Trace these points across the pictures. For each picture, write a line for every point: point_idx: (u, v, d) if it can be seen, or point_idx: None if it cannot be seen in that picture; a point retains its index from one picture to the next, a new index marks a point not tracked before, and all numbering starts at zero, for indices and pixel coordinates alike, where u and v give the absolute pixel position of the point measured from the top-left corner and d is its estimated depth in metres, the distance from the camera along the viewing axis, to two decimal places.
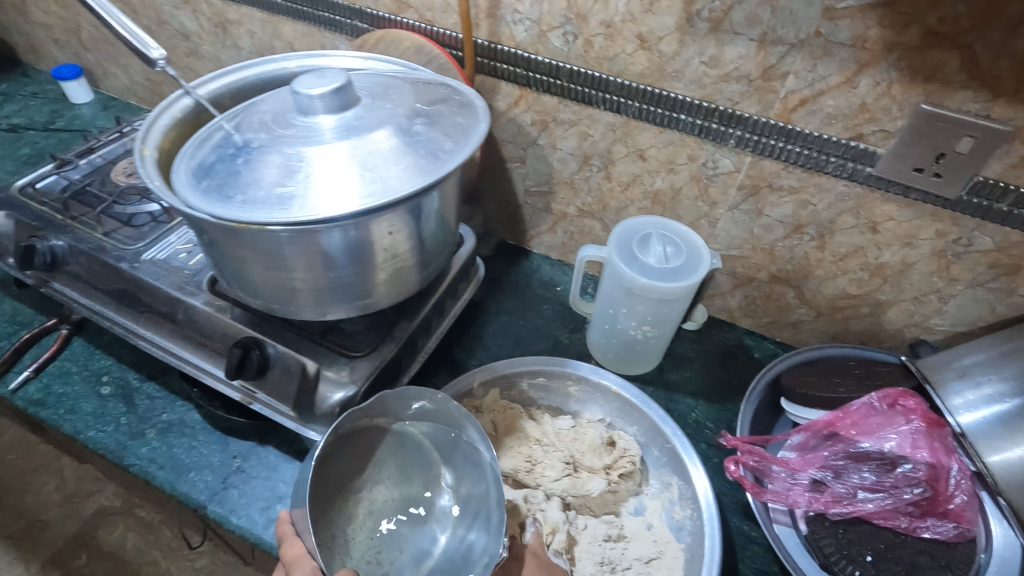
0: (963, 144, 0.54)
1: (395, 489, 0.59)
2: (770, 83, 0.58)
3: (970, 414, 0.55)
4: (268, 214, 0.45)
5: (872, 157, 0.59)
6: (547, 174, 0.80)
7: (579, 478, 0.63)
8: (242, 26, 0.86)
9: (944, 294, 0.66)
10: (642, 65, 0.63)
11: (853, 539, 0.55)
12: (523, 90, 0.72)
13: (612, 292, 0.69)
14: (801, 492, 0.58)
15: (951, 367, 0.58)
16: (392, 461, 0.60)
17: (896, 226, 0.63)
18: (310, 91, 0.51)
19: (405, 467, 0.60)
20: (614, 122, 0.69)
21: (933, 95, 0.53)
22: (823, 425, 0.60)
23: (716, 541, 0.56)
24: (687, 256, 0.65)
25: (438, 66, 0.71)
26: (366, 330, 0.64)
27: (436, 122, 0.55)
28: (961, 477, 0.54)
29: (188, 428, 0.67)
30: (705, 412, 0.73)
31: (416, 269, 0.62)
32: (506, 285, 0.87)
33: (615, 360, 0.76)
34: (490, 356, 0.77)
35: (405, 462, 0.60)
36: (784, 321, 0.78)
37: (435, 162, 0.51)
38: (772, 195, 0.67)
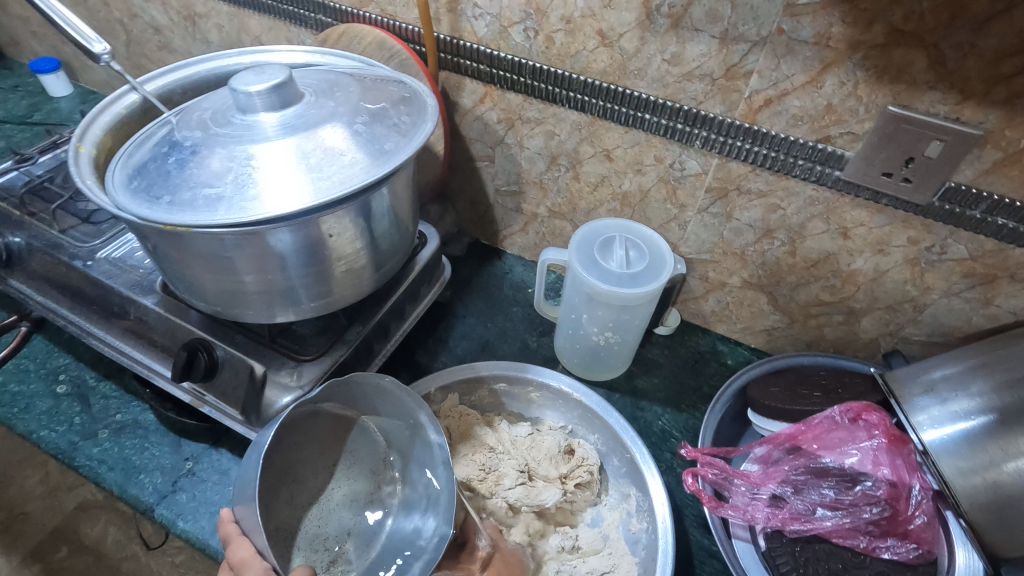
0: (932, 148, 0.51)
1: (341, 474, 0.58)
2: (734, 82, 0.56)
3: (934, 431, 0.52)
4: (194, 216, 0.44)
5: (839, 160, 0.56)
6: (516, 173, 0.78)
7: (535, 488, 0.61)
8: (210, 20, 0.84)
9: (919, 303, 0.63)
10: (604, 63, 0.61)
11: (812, 558, 0.53)
12: (487, 87, 0.70)
13: (574, 296, 0.68)
14: (760, 508, 0.56)
15: (918, 382, 0.55)
16: (338, 448, 0.59)
17: (867, 232, 0.60)
18: (248, 88, 0.50)
19: (354, 452, 0.59)
20: (580, 121, 0.67)
21: (900, 96, 0.50)
22: (785, 438, 0.58)
23: (669, 556, 0.54)
24: (650, 260, 0.63)
25: (399, 62, 0.70)
26: (317, 333, 0.63)
27: (382, 120, 0.52)
28: (922, 497, 0.52)
29: (142, 429, 0.66)
30: (671, 420, 0.71)
31: (368, 271, 0.60)
32: (476, 286, 0.86)
33: (581, 366, 0.74)
34: (454, 359, 0.76)
35: (354, 448, 0.59)
36: (757, 328, 0.76)
37: (375, 162, 0.49)
38: (741, 198, 0.64)
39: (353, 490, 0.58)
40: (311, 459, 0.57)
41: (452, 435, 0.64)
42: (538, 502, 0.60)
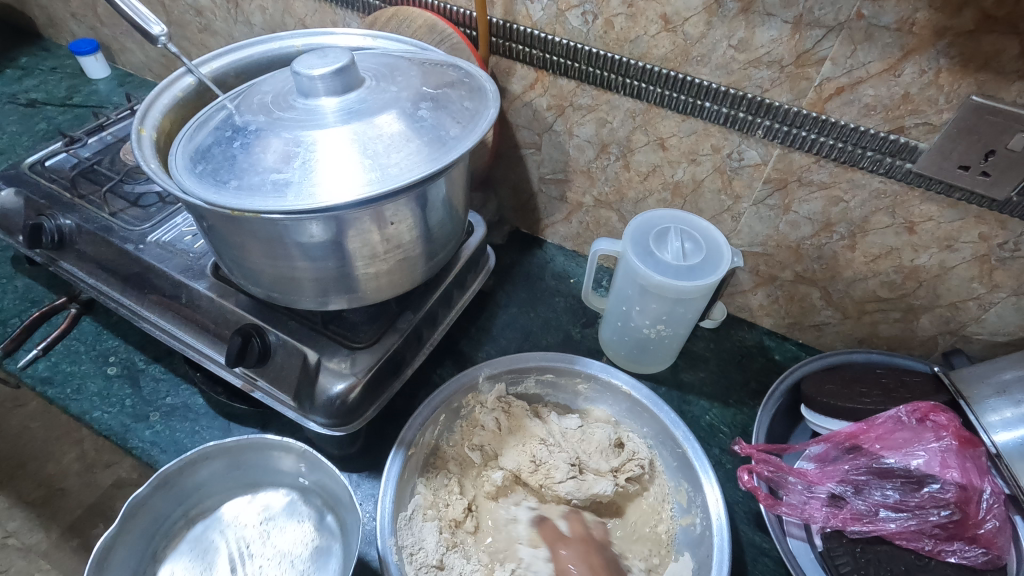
0: (1016, 140, 0.49)
1: (260, 543, 0.57)
2: (804, 70, 0.54)
3: (1007, 432, 0.51)
4: (262, 202, 0.43)
5: (912, 152, 0.54)
6: (563, 161, 0.76)
7: (585, 481, 0.60)
8: (254, 2, 0.84)
9: (984, 301, 0.61)
10: (665, 48, 0.59)
11: (873, 560, 0.52)
12: (539, 73, 0.69)
13: (623, 288, 0.66)
14: (817, 507, 0.55)
15: (988, 383, 0.54)
16: (241, 525, 0.58)
17: (935, 227, 0.58)
18: (311, 72, 0.49)
19: (261, 517, 0.58)
20: (634, 109, 0.66)
21: (986, 85, 0.48)
22: (845, 437, 0.57)
23: (726, 554, 0.53)
24: (706, 253, 0.61)
25: (450, 46, 0.68)
26: (369, 321, 0.62)
27: (444, 106, 0.51)
28: (993, 501, 0.50)
29: (192, 412, 0.67)
30: (719, 414, 0.70)
31: (421, 260, 0.59)
32: (517, 275, 0.85)
33: (626, 358, 0.73)
34: (498, 349, 0.75)
35: (260, 516, 0.58)
36: (807, 323, 0.75)
37: (438, 149, 0.49)
38: (800, 189, 0.63)
39: (280, 544, 0.57)
40: (218, 553, 0.56)
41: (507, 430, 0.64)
42: (589, 494, 0.59)
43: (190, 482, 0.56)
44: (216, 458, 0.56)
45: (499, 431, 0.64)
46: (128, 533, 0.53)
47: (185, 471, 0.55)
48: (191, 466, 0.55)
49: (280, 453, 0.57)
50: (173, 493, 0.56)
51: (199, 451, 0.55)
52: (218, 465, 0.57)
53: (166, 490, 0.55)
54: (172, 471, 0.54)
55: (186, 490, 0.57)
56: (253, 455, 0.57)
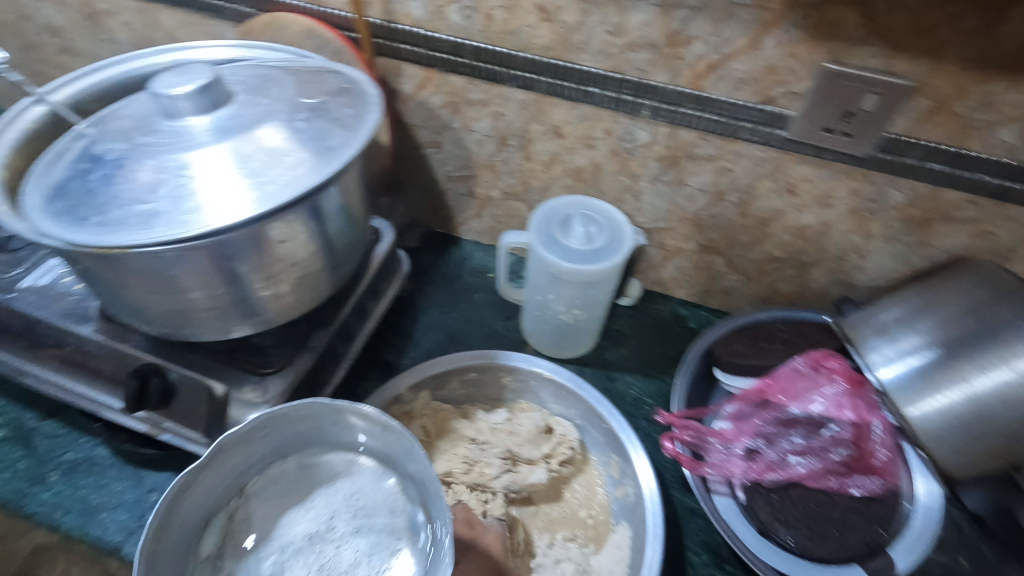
0: (868, 101, 0.53)
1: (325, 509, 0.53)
2: (677, 50, 0.56)
3: (889, 369, 0.55)
4: (128, 236, 0.40)
5: (783, 120, 0.58)
6: (466, 157, 0.76)
7: (519, 473, 0.60)
8: (116, 18, 0.77)
9: (863, 251, 0.66)
10: (546, 38, 0.60)
11: (788, 504, 0.55)
12: (428, 71, 0.68)
13: (535, 278, 0.67)
14: (736, 462, 0.58)
15: (870, 325, 0.59)
16: (308, 488, 0.55)
17: (812, 187, 0.62)
18: (172, 92, 0.46)
19: (342, 496, 0.54)
20: (526, 100, 0.66)
21: (836, 52, 0.52)
22: (754, 394, 0.60)
23: (660, 518, 0.56)
24: (610, 235, 0.63)
25: (332, 51, 0.67)
26: (277, 343, 0.59)
27: (323, 114, 0.50)
28: (883, 433, 0.55)
29: (97, 465, 0.62)
30: (644, 387, 0.72)
31: (325, 276, 0.57)
32: (436, 276, 0.84)
33: (549, 344, 0.75)
34: (423, 353, 0.75)
35: (330, 489, 0.54)
36: (716, 289, 0.79)
37: (319, 159, 0.47)
38: (691, 163, 0.65)
39: (371, 508, 0.54)
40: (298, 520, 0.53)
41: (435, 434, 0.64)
42: (524, 484, 0.60)
43: (288, 431, 0.54)
44: (309, 419, 0.53)
45: (429, 439, 0.63)
46: (201, 478, 0.49)
47: (293, 419, 0.52)
48: (345, 421, 0.53)
49: (373, 430, 0.53)
50: (272, 443, 0.54)
51: (341, 408, 0.52)
52: (295, 429, 0.54)
53: (266, 435, 0.52)
54: (264, 421, 0.50)
55: (274, 441, 0.54)
56: (347, 424, 0.54)
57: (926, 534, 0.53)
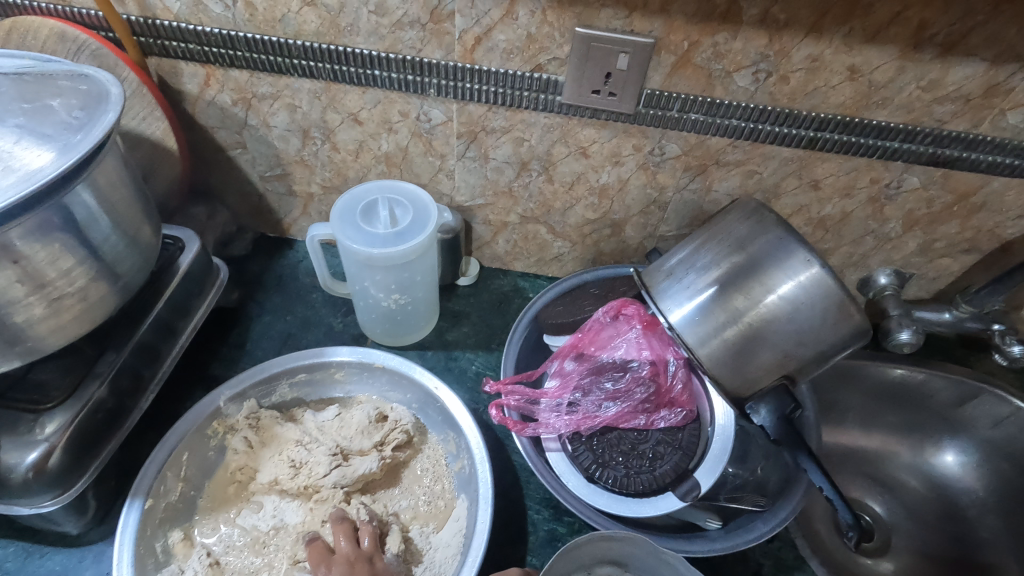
0: (621, 60, 0.56)
1: None
2: (442, 25, 0.57)
3: (679, 310, 0.58)
4: None
5: (557, 86, 0.60)
6: (274, 155, 0.73)
7: (350, 465, 0.59)
8: None
9: (661, 203, 0.71)
10: (315, 23, 0.59)
11: (605, 447, 0.59)
12: (207, 68, 0.64)
13: (348, 268, 0.66)
14: (559, 417, 0.60)
15: (661, 271, 0.61)
16: None
17: (601, 148, 0.66)
18: None
19: None
20: (315, 89, 0.65)
21: (582, 16, 0.54)
22: (569, 349, 0.63)
23: (489, 486, 0.57)
24: (415, 214, 0.63)
25: (92, 54, 0.62)
26: (60, 375, 0.54)
27: (49, 117, 0.46)
28: (677, 366, 0.58)
29: None
30: (484, 361, 0.74)
31: (100, 294, 0.53)
32: (268, 282, 0.81)
33: (385, 334, 0.74)
34: (255, 362, 0.72)
35: None
36: (548, 257, 0.81)
37: (39, 167, 0.43)
38: (489, 137, 0.67)
39: None
40: None
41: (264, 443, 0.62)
42: (356, 476, 0.59)
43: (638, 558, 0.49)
44: (585, 549, 0.49)
45: (254, 449, 0.61)
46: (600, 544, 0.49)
47: (612, 543, 0.49)
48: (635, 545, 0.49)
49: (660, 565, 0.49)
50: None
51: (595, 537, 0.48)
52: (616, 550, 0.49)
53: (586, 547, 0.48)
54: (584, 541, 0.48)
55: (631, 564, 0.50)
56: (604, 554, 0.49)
57: (725, 453, 0.57)
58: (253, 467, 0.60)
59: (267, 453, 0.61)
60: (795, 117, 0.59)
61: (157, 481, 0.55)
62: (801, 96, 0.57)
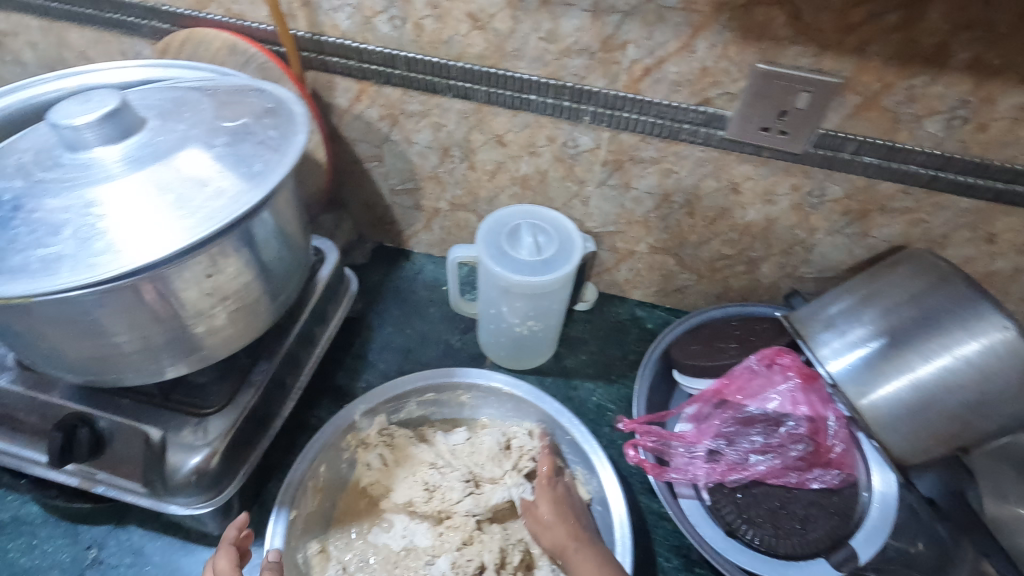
0: (801, 99, 0.53)
1: None
2: (612, 55, 0.55)
3: (839, 361, 0.56)
4: (29, 284, 0.37)
5: (722, 120, 0.58)
6: (408, 170, 0.74)
7: (483, 492, 0.60)
8: (19, 38, 0.72)
9: (808, 245, 0.68)
10: (480, 46, 0.58)
11: (750, 503, 0.56)
12: (361, 84, 0.65)
13: (486, 291, 0.65)
14: (700, 465, 0.58)
15: (819, 319, 0.59)
16: None
17: (755, 185, 0.63)
18: (73, 122, 0.42)
19: None
20: (465, 109, 0.64)
21: (768, 52, 0.52)
22: (712, 394, 0.60)
23: (628, 530, 0.56)
24: (559, 243, 0.62)
25: (258, 67, 0.63)
26: (218, 379, 0.56)
27: (244, 137, 0.46)
28: (838, 425, 0.55)
29: (27, 523, 0.58)
30: (605, 393, 0.72)
31: (264, 305, 0.54)
32: (387, 292, 0.82)
33: (508, 357, 0.73)
34: (378, 376, 0.72)
35: None
36: (670, 288, 0.79)
37: (241, 188, 0.43)
38: (636, 167, 0.65)
39: None
40: None
41: (398, 463, 0.62)
42: (489, 505, 0.59)
43: None
44: None
45: (388, 466, 0.62)
46: None
47: None
48: None
49: None
50: None
51: None
52: None
53: None
54: None
55: None
56: None
57: (885, 521, 0.54)
58: (387, 486, 0.61)
59: (400, 472, 0.61)
60: (985, 168, 0.55)
61: (299, 492, 0.57)
62: (997, 146, 0.53)
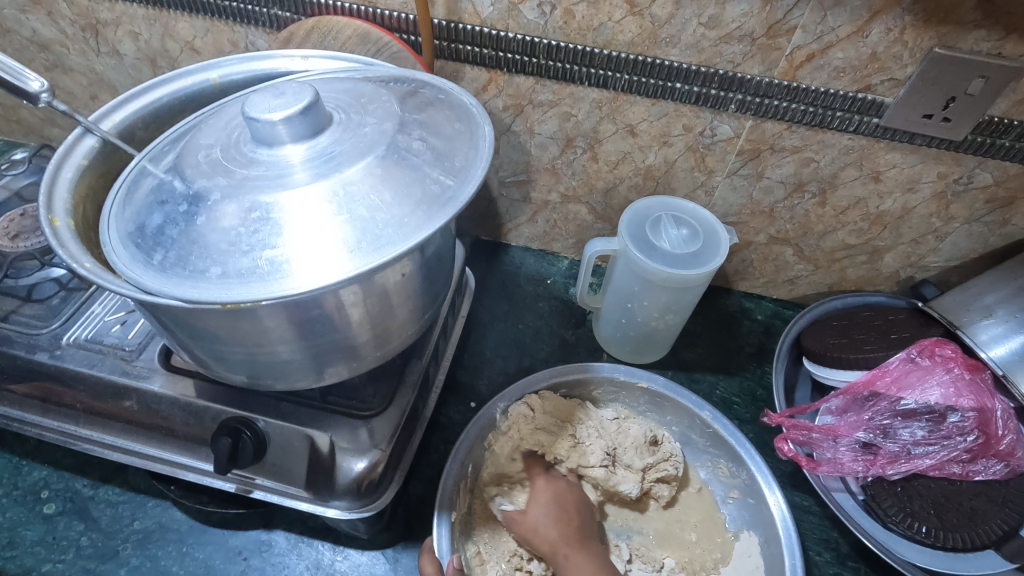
0: (974, 85, 0.52)
1: None
2: (775, 40, 0.54)
3: (1000, 347, 0.56)
4: (263, 290, 0.35)
5: (880, 107, 0.56)
6: (524, 161, 0.72)
7: (616, 474, 0.59)
8: (120, 28, 0.69)
9: (941, 233, 0.67)
10: (632, 33, 0.57)
11: (913, 495, 0.55)
12: (492, 73, 0.63)
13: (629, 283, 0.65)
14: (853, 459, 0.58)
15: (973, 309, 0.59)
16: None
17: (898, 173, 0.62)
18: (271, 116, 0.40)
19: None
20: (601, 99, 0.63)
21: (946, 37, 0.50)
22: (862, 387, 0.59)
23: (790, 523, 0.55)
24: (702, 236, 0.61)
25: (390, 55, 0.61)
26: (371, 380, 0.55)
27: (432, 133, 0.44)
28: (1006, 416, 0.54)
29: (173, 531, 0.56)
30: (728, 386, 0.71)
31: (426, 305, 0.52)
32: (492, 287, 0.80)
33: (631, 352, 0.72)
34: (499, 372, 0.71)
35: None
36: (781, 279, 0.78)
37: (447, 183, 0.41)
38: (773, 156, 0.64)
39: None
40: None
41: (555, 415, 0.61)
42: (615, 488, 0.58)
43: None
44: None
45: (534, 416, 0.60)
46: None
47: None
48: None
49: None
50: None
51: None
52: None
53: None
54: None
55: None
56: None
57: None
58: (530, 434, 0.59)
59: (550, 425, 0.60)
60: None
61: (455, 494, 0.55)
62: None
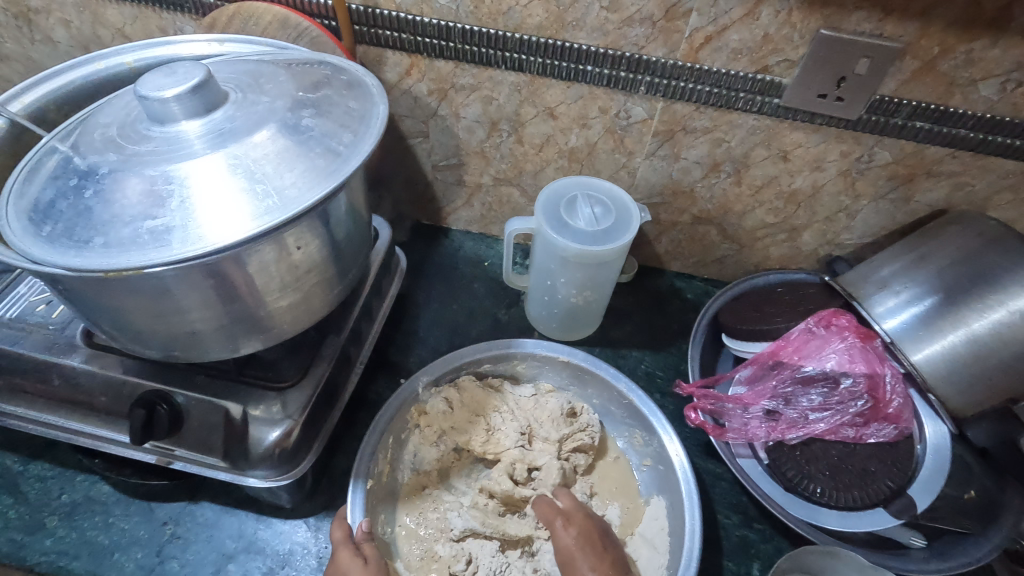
0: (861, 65, 0.55)
1: None
2: (674, 23, 0.56)
3: (893, 319, 0.58)
4: (144, 256, 0.37)
5: (778, 88, 0.59)
6: (454, 145, 0.74)
7: (533, 450, 0.62)
8: (51, 15, 0.69)
9: (852, 211, 0.69)
10: (540, 17, 0.59)
11: (810, 458, 0.58)
12: (413, 57, 0.65)
13: (548, 261, 0.67)
14: (757, 425, 0.60)
15: (871, 282, 0.62)
16: None
17: (805, 152, 0.64)
18: (162, 93, 0.41)
19: None
20: (519, 82, 0.64)
21: (831, 18, 0.53)
22: (767, 356, 0.63)
23: (692, 484, 0.57)
24: (616, 215, 0.63)
25: (310, 40, 0.62)
26: (289, 355, 0.57)
27: (326, 111, 0.46)
28: (895, 380, 0.58)
29: (99, 503, 0.58)
30: (653, 361, 0.74)
31: (336, 280, 0.54)
32: (430, 269, 0.82)
33: (559, 329, 0.75)
34: (430, 350, 0.73)
35: None
36: (709, 259, 0.80)
37: (336, 157, 0.43)
38: (687, 137, 0.66)
39: None
40: None
41: (471, 408, 0.64)
42: (534, 464, 0.61)
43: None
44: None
45: (453, 410, 0.63)
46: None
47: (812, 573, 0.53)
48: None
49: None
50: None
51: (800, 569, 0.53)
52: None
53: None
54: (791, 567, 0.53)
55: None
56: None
57: (940, 472, 0.55)
58: (448, 427, 0.62)
59: (464, 420, 0.63)
60: None
61: (372, 462, 0.57)
62: None
